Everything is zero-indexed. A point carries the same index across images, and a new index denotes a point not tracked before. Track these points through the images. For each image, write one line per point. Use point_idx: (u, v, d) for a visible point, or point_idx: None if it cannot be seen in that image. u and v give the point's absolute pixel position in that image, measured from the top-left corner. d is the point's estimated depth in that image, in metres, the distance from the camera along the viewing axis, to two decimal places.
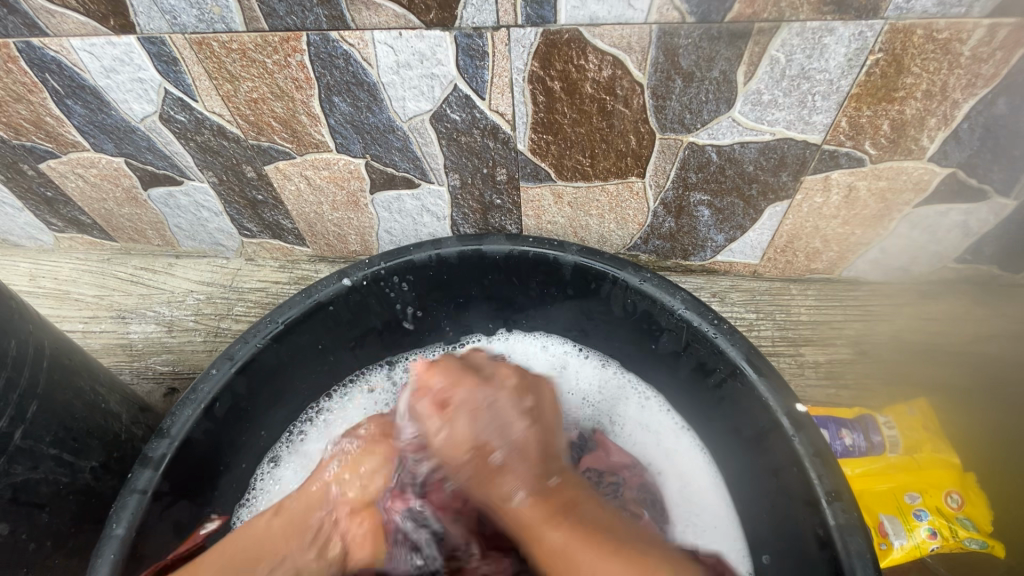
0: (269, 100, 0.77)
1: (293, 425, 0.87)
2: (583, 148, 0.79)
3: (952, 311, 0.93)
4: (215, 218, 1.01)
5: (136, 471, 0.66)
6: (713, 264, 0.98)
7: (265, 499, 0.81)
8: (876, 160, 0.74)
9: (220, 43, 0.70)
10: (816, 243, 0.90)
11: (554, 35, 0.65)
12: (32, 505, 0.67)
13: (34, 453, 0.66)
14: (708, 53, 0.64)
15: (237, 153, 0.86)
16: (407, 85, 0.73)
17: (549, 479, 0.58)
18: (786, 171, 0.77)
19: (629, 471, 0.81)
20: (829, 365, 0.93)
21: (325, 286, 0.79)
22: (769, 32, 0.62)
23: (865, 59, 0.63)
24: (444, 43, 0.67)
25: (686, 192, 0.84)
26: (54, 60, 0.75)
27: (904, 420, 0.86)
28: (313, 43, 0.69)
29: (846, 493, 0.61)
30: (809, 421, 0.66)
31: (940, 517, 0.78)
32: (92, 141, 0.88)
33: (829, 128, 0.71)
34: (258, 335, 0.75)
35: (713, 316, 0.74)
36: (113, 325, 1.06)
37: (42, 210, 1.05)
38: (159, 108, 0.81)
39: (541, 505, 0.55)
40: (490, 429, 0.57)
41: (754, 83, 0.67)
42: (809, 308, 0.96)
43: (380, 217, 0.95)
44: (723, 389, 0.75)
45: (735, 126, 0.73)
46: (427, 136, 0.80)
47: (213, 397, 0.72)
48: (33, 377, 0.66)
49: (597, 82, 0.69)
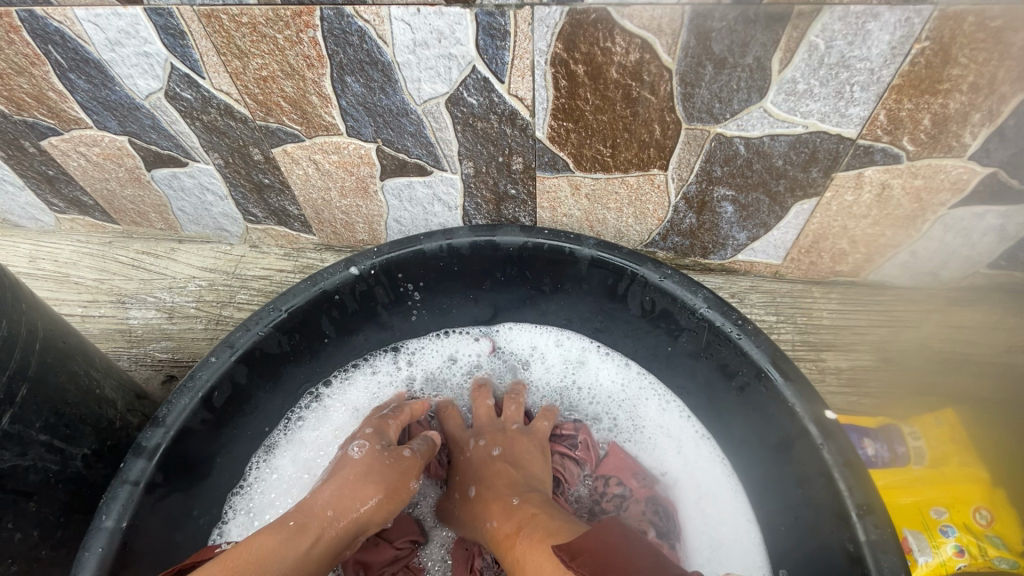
0: (279, 78, 0.74)
1: (293, 411, 0.83)
2: (604, 137, 0.75)
3: (983, 318, 0.90)
4: (220, 202, 0.98)
5: (129, 461, 0.62)
6: (733, 264, 0.95)
7: (262, 488, 0.78)
8: (913, 157, 0.71)
9: (229, 16, 0.67)
10: (842, 244, 0.86)
11: (581, 15, 0.61)
12: (19, 493, 0.63)
13: (23, 439, 0.63)
14: (744, 37, 0.61)
15: (244, 134, 0.83)
16: (423, 66, 0.70)
17: (512, 499, 0.67)
18: (817, 167, 0.74)
19: (637, 481, 0.79)
20: (851, 372, 0.89)
21: (331, 274, 0.76)
22: (810, 16, 0.58)
23: (910, 48, 0.60)
24: (465, 21, 0.64)
25: (709, 186, 0.80)
26: (57, 31, 0.72)
27: (930, 431, 0.81)
28: (327, 18, 0.66)
29: (880, 506, 0.58)
30: (838, 429, 0.62)
31: (968, 533, 0.74)
32: (95, 119, 0.85)
33: (866, 122, 0.67)
34: (260, 323, 0.72)
35: (737, 316, 0.70)
36: (112, 310, 1.03)
37: (43, 190, 1.02)
38: (165, 85, 0.78)
39: (506, 523, 0.64)
40: (472, 470, 0.75)
41: (789, 72, 0.64)
42: (833, 311, 0.93)
43: (389, 205, 0.92)
44: (745, 393, 0.72)
45: (767, 117, 0.69)
46: (442, 121, 0.76)
47: (212, 386, 0.69)
48: (24, 360, 0.63)
49: (624, 66, 0.66)
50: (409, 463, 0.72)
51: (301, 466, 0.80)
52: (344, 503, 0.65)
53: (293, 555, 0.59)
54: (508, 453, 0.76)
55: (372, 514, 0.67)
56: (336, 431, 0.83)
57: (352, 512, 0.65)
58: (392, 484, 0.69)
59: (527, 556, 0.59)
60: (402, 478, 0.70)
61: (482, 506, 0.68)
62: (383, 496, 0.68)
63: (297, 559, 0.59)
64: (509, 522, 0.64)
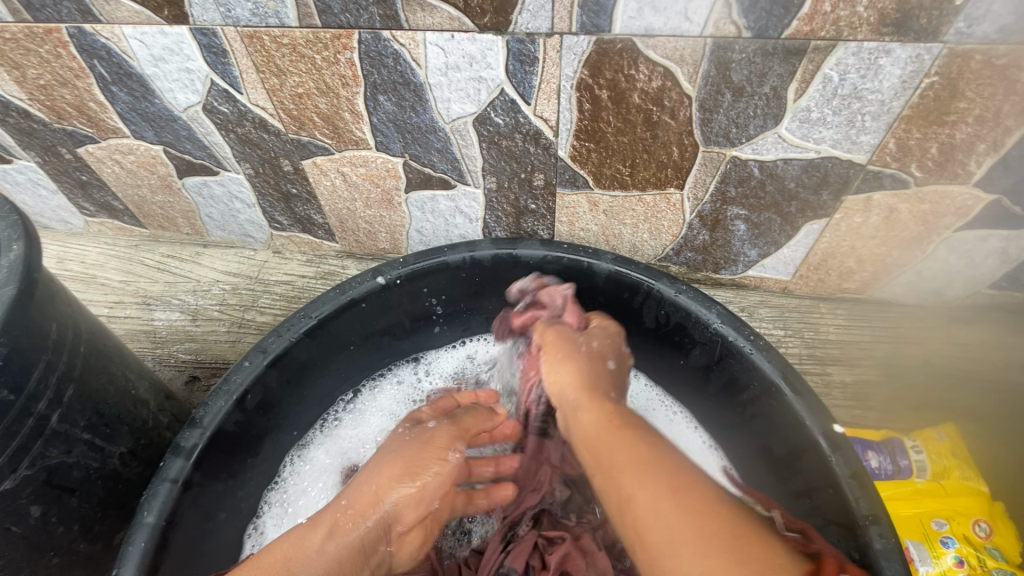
0: (314, 96, 0.77)
1: (329, 413, 0.87)
2: (624, 157, 0.78)
3: (985, 336, 0.93)
4: (247, 209, 1.02)
5: (168, 460, 0.65)
6: (744, 279, 0.98)
7: (298, 483, 0.82)
8: (920, 183, 0.74)
9: (271, 37, 0.71)
10: (850, 263, 0.89)
11: (607, 44, 0.65)
12: (63, 489, 0.67)
13: (68, 437, 0.66)
14: (761, 68, 0.64)
15: (276, 146, 0.87)
16: (453, 87, 0.73)
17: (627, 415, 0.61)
18: (827, 190, 0.77)
19: None
20: (856, 386, 0.92)
21: (359, 283, 0.79)
22: (825, 51, 0.62)
23: (919, 82, 0.63)
24: (496, 47, 0.67)
25: (723, 206, 0.83)
26: (104, 47, 0.76)
27: (931, 445, 0.84)
28: (365, 41, 0.69)
29: (885, 517, 0.60)
30: (846, 442, 0.65)
31: (968, 545, 0.77)
32: (132, 128, 0.88)
33: (876, 149, 0.71)
34: (292, 329, 0.75)
35: (749, 332, 0.73)
36: (138, 311, 1.06)
37: (75, 194, 1.06)
38: (203, 99, 0.81)
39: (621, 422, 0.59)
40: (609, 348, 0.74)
41: (804, 101, 0.67)
42: (839, 327, 0.96)
43: (412, 216, 0.96)
44: (756, 406, 0.74)
45: (781, 143, 0.72)
46: (468, 138, 0.80)
47: (245, 389, 0.72)
48: (71, 361, 0.66)
49: (646, 92, 0.69)
50: (434, 437, 0.67)
51: (334, 464, 0.84)
52: (367, 499, 0.62)
53: (308, 560, 0.58)
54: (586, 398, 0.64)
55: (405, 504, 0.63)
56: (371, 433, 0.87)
57: (384, 501, 0.62)
58: (420, 462, 0.64)
59: (636, 469, 0.51)
60: (429, 454, 0.65)
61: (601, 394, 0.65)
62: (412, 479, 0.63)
63: (321, 556, 0.58)
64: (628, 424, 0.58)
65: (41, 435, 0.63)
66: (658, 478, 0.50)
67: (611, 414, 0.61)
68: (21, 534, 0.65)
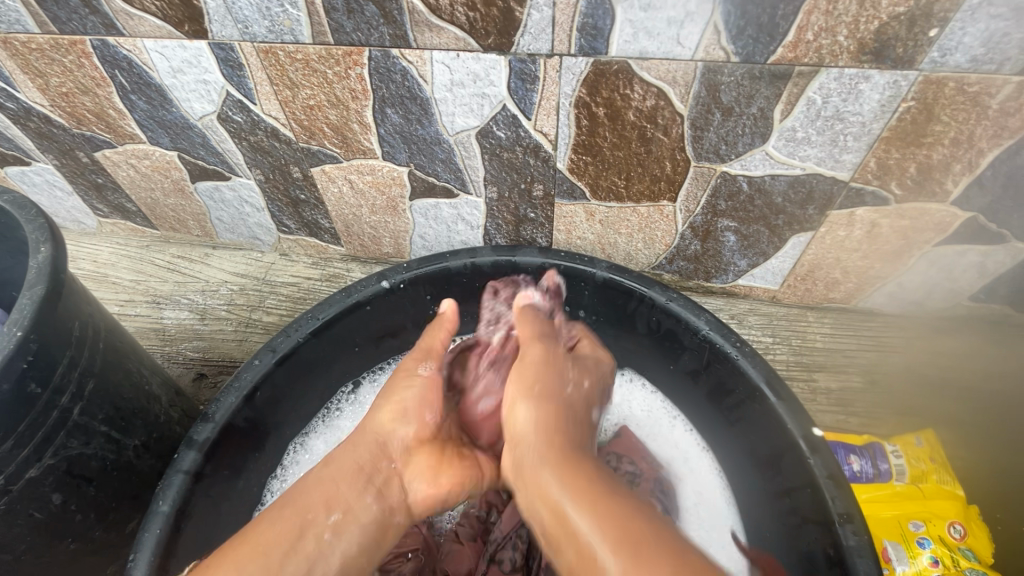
0: (324, 107, 0.81)
1: (330, 406, 0.90)
2: (619, 171, 0.82)
3: (964, 347, 0.97)
4: (256, 213, 1.05)
5: (181, 452, 0.69)
6: (734, 287, 1.02)
7: (298, 471, 0.85)
8: (901, 201, 0.78)
9: (285, 53, 0.74)
10: (835, 274, 0.93)
11: (604, 65, 0.68)
12: (81, 478, 0.70)
13: (87, 429, 0.70)
14: (749, 91, 0.68)
15: (287, 154, 0.90)
16: (458, 102, 0.77)
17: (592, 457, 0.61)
18: (813, 205, 0.81)
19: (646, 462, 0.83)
20: (840, 392, 0.96)
21: (364, 286, 0.83)
22: (808, 76, 0.66)
23: (897, 106, 0.67)
24: (499, 66, 0.71)
25: (714, 218, 0.87)
26: (125, 58, 0.80)
27: (911, 450, 0.88)
28: (374, 58, 0.73)
29: (858, 515, 0.64)
30: (824, 445, 0.69)
31: (943, 546, 0.80)
32: (149, 135, 0.92)
33: (858, 168, 0.75)
34: (299, 329, 0.79)
35: (736, 338, 0.77)
36: (148, 309, 1.10)
37: (90, 196, 1.09)
38: (218, 108, 0.85)
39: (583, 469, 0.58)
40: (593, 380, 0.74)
41: (789, 121, 0.71)
42: (825, 336, 1.00)
43: (416, 222, 0.99)
44: (741, 409, 0.78)
45: (768, 160, 0.76)
46: (471, 150, 0.83)
47: (254, 385, 0.75)
48: (91, 356, 0.70)
49: (640, 110, 0.73)
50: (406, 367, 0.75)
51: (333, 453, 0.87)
52: (367, 436, 0.68)
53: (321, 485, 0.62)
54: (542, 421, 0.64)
55: (401, 431, 0.69)
56: None
57: (386, 436, 0.68)
58: (405, 389, 0.72)
59: (590, 525, 0.51)
60: (407, 382, 0.73)
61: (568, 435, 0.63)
62: (405, 411, 0.70)
63: (322, 487, 0.61)
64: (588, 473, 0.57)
65: (63, 427, 0.67)
66: (609, 532, 0.50)
67: (560, 442, 0.61)
68: (42, 521, 0.68)
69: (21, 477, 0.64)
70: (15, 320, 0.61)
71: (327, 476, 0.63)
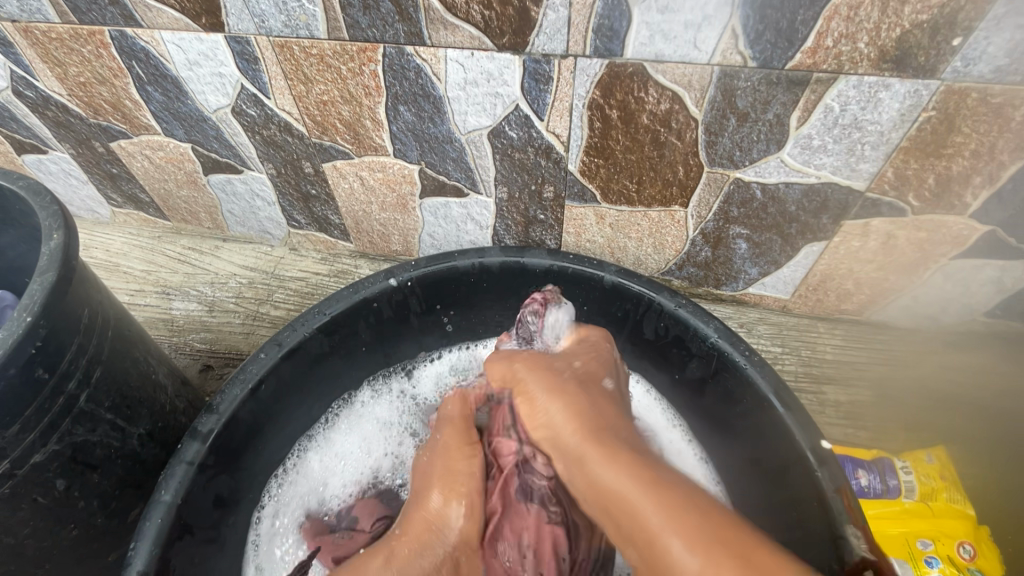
0: (338, 103, 0.81)
1: (330, 406, 0.89)
2: (631, 175, 0.81)
3: (978, 363, 0.95)
4: (267, 207, 1.06)
5: (186, 443, 0.69)
6: (744, 295, 1.01)
7: (296, 482, 0.84)
8: (918, 212, 0.77)
9: (300, 48, 0.75)
10: (848, 285, 0.92)
11: (619, 68, 0.68)
12: (86, 465, 0.70)
13: (93, 416, 0.70)
14: (766, 96, 0.67)
15: (299, 149, 0.91)
16: (471, 101, 0.77)
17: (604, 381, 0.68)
18: (827, 214, 0.80)
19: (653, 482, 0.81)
20: (849, 406, 0.94)
21: (372, 283, 0.83)
22: (827, 82, 0.65)
23: (917, 115, 0.66)
24: (513, 66, 0.71)
25: (726, 224, 0.86)
26: (143, 49, 0.81)
27: (921, 466, 0.86)
28: (389, 55, 0.73)
29: (866, 532, 0.63)
30: (833, 458, 0.67)
31: (951, 565, 0.77)
32: (164, 126, 0.93)
33: (875, 177, 0.73)
34: (306, 324, 0.79)
35: (745, 347, 0.76)
36: (157, 300, 1.10)
37: (104, 185, 1.10)
38: (233, 102, 0.85)
39: (560, 392, 0.63)
40: (593, 365, 0.70)
41: (805, 128, 0.70)
42: (835, 348, 0.98)
43: (425, 221, 0.99)
44: (747, 420, 0.77)
45: (783, 167, 0.75)
46: (482, 150, 0.83)
47: (259, 379, 0.75)
48: (100, 344, 0.71)
49: (654, 114, 0.72)
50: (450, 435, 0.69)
51: (330, 466, 0.86)
52: (418, 524, 0.60)
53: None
54: (573, 425, 0.59)
55: (467, 522, 0.60)
56: (368, 439, 0.89)
57: (440, 523, 0.60)
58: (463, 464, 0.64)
59: (579, 452, 0.56)
60: (463, 456, 0.65)
61: (557, 396, 0.62)
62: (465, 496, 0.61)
63: None
64: (573, 397, 0.62)
65: (69, 413, 0.67)
66: (711, 539, 0.45)
67: (540, 376, 0.66)
68: (46, 506, 0.69)
69: (27, 461, 0.65)
70: (25, 305, 0.62)
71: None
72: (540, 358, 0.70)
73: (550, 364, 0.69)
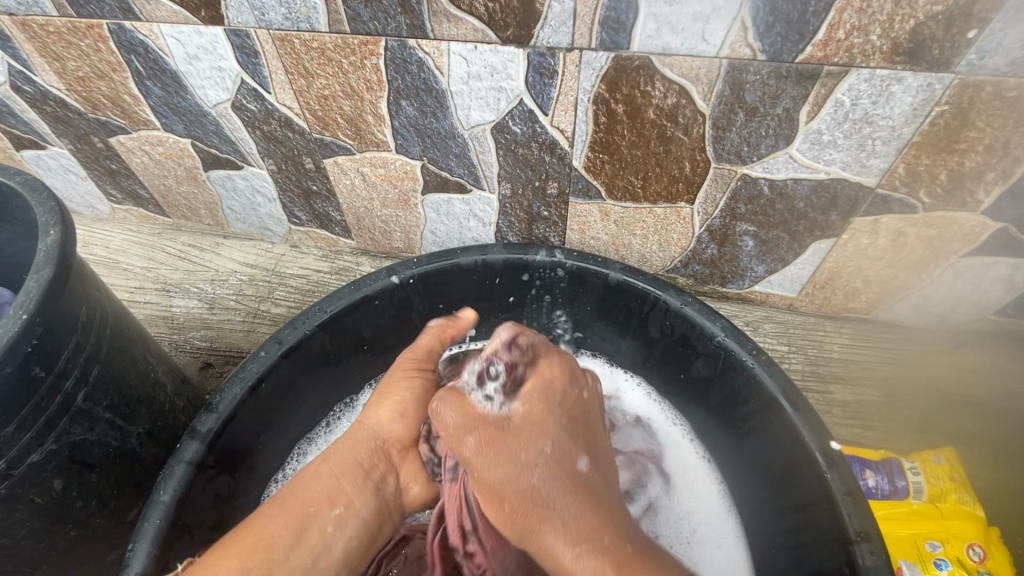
0: (339, 98, 0.80)
1: (330, 408, 0.88)
2: (636, 170, 0.80)
3: (986, 362, 0.94)
4: (268, 203, 1.05)
5: (185, 442, 0.68)
6: (750, 293, 0.99)
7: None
8: (929, 209, 0.75)
9: (301, 41, 0.73)
10: (856, 283, 0.90)
11: (625, 61, 0.67)
12: (83, 465, 0.69)
13: (91, 415, 0.69)
14: (775, 90, 0.66)
15: (300, 144, 0.89)
16: (474, 96, 0.75)
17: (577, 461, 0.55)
18: (836, 211, 0.79)
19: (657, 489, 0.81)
20: (857, 405, 0.93)
21: (373, 281, 0.81)
22: (838, 76, 0.63)
23: (930, 110, 0.64)
24: (517, 59, 0.69)
25: (732, 221, 0.85)
26: (141, 43, 0.79)
27: (930, 467, 0.84)
28: (391, 48, 0.72)
29: (877, 534, 0.61)
30: (842, 459, 0.66)
31: (961, 568, 0.76)
32: (163, 122, 0.92)
33: (885, 173, 0.72)
34: (307, 322, 0.78)
35: (752, 346, 0.75)
36: (157, 297, 1.09)
37: (104, 181, 1.09)
38: (233, 96, 0.84)
39: (532, 499, 0.52)
40: (561, 442, 0.55)
41: (815, 123, 0.68)
42: (842, 347, 0.97)
43: (427, 217, 0.98)
44: (754, 420, 0.76)
45: (792, 163, 0.74)
46: (485, 145, 0.82)
47: (259, 377, 0.74)
48: (98, 342, 0.70)
49: (661, 108, 0.71)
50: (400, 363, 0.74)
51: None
52: (355, 429, 0.70)
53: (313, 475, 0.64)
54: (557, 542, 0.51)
55: (397, 430, 0.69)
56: None
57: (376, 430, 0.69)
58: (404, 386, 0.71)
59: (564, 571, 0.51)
60: (405, 378, 0.72)
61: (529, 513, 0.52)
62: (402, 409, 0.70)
63: (322, 478, 0.64)
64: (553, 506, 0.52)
65: (67, 412, 0.66)
66: None
67: (501, 474, 0.53)
68: (44, 505, 0.68)
69: (23, 460, 0.64)
70: (21, 303, 0.61)
71: (324, 472, 0.64)
72: (494, 438, 0.54)
73: (511, 454, 0.54)
